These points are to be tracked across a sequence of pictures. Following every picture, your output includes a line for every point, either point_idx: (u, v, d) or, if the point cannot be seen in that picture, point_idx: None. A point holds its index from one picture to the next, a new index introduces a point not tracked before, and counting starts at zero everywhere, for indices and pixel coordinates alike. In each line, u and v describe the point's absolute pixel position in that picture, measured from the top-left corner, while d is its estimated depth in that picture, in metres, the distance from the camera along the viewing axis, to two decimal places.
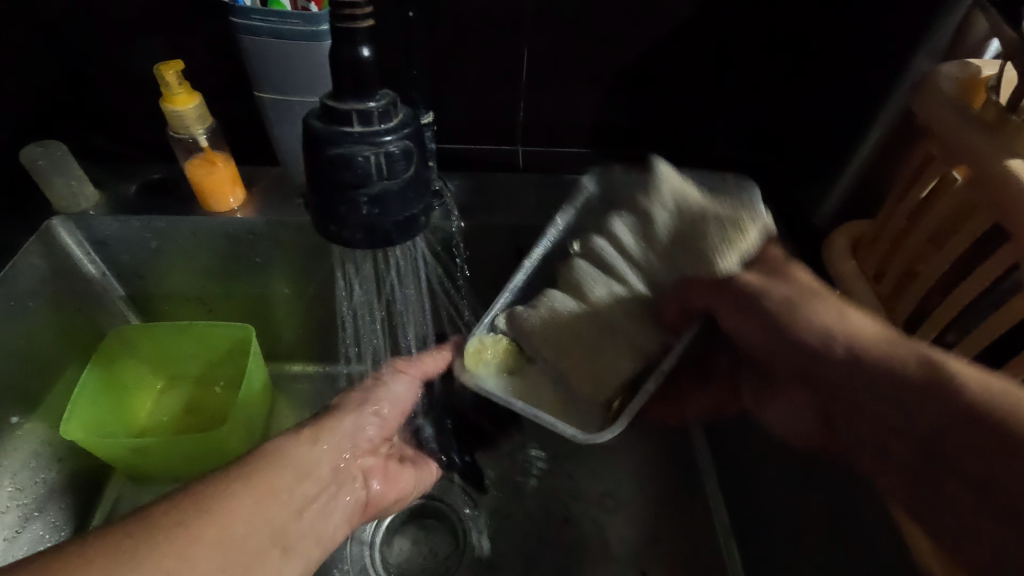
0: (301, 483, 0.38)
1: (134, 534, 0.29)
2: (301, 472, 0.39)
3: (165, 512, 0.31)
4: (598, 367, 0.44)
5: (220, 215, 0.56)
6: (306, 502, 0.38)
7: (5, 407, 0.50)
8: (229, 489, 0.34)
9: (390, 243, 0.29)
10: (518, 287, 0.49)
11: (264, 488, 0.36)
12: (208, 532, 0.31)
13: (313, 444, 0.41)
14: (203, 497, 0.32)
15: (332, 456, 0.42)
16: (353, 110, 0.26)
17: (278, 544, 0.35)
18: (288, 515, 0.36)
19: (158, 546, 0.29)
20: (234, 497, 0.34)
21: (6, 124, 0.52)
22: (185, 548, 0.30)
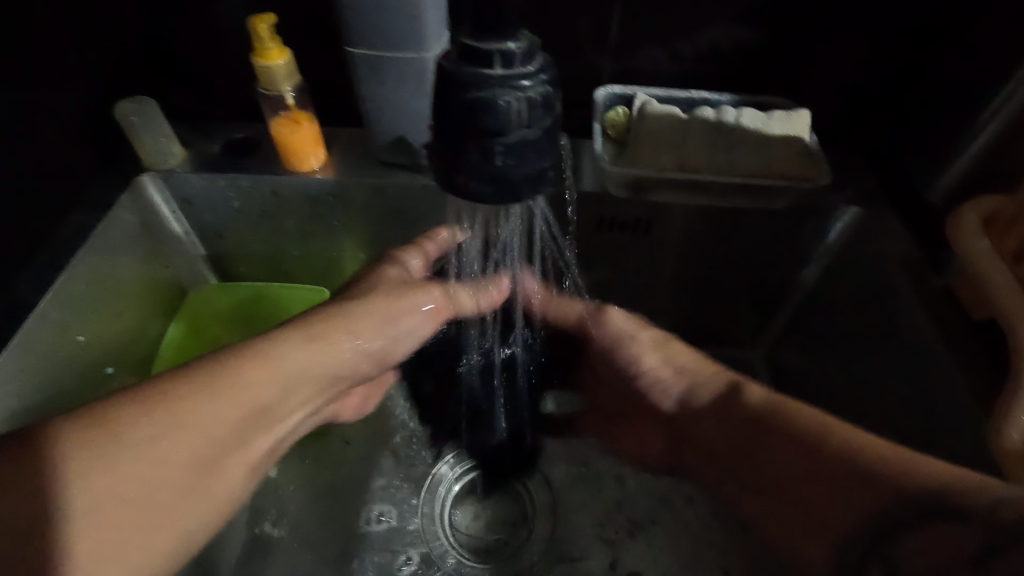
0: (263, 400, 0.38)
1: (83, 424, 0.31)
2: (290, 387, 0.40)
3: (111, 408, 0.33)
4: (658, 154, 0.53)
5: (301, 175, 0.55)
6: (261, 417, 0.39)
7: (102, 358, 0.51)
8: (214, 393, 0.36)
9: (519, 199, 0.27)
10: (675, 97, 0.58)
11: (229, 389, 0.36)
12: (156, 429, 0.33)
13: (307, 343, 0.41)
14: (178, 395, 0.35)
15: (337, 360, 0.43)
16: (495, 50, 0.24)
17: (244, 451, 0.39)
18: (223, 450, 0.37)
19: (109, 451, 0.31)
20: (218, 401, 0.36)
21: (97, 80, 0.52)
22: (132, 460, 0.32)
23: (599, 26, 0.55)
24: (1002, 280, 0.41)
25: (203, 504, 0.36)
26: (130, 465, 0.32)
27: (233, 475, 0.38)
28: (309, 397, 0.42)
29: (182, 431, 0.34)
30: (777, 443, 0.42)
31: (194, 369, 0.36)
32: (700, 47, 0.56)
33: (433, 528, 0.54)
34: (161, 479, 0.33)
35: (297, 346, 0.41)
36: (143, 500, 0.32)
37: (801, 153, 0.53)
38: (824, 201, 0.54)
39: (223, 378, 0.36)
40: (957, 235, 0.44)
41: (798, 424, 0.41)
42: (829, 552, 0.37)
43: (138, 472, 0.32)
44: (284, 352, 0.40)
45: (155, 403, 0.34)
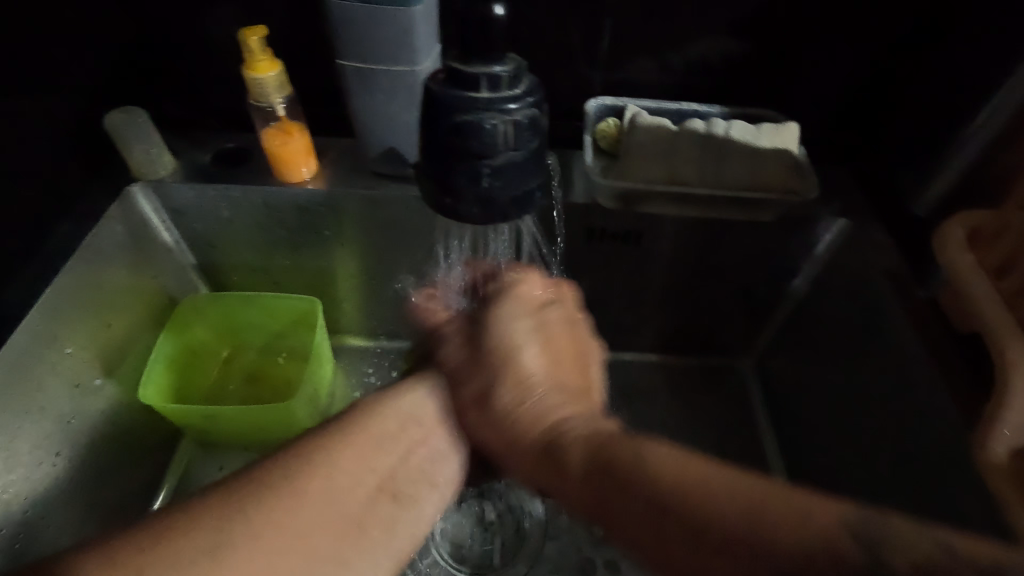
0: (398, 439, 0.39)
1: (228, 497, 0.31)
2: (392, 435, 0.38)
3: (251, 476, 0.32)
4: (645, 166, 0.54)
5: (293, 186, 0.55)
6: (411, 456, 0.39)
7: (90, 369, 0.51)
8: (316, 461, 0.34)
9: (507, 219, 0.27)
10: (665, 109, 0.58)
11: (365, 446, 0.37)
12: (274, 532, 0.31)
13: (379, 413, 0.39)
14: (302, 485, 0.33)
15: (399, 412, 0.39)
16: (481, 73, 0.24)
17: (383, 483, 0.37)
18: (393, 463, 0.38)
19: (190, 536, 0.29)
20: (329, 460, 0.35)
21: (86, 89, 0.52)
22: (267, 522, 0.31)
23: (590, 38, 0.55)
24: (986, 295, 0.42)
25: (375, 560, 0.34)
26: (311, 505, 0.32)
27: (415, 516, 0.37)
28: (403, 426, 0.39)
29: (280, 527, 0.31)
30: (631, 470, 0.31)
31: (302, 448, 0.34)
32: (692, 59, 0.56)
33: (423, 544, 0.54)
34: (322, 526, 0.32)
35: (419, 390, 0.41)
36: (286, 569, 0.30)
37: (791, 167, 0.53)
38: (812, 213, 0.55)
39: (300, 479, 0.33)
40: (942, 248, 0.45)
41: (655, 467, 0.30)
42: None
43: (284, 545, 0.31)
44: (400, 402, 0.40)
45: (278, 491, 0.32)
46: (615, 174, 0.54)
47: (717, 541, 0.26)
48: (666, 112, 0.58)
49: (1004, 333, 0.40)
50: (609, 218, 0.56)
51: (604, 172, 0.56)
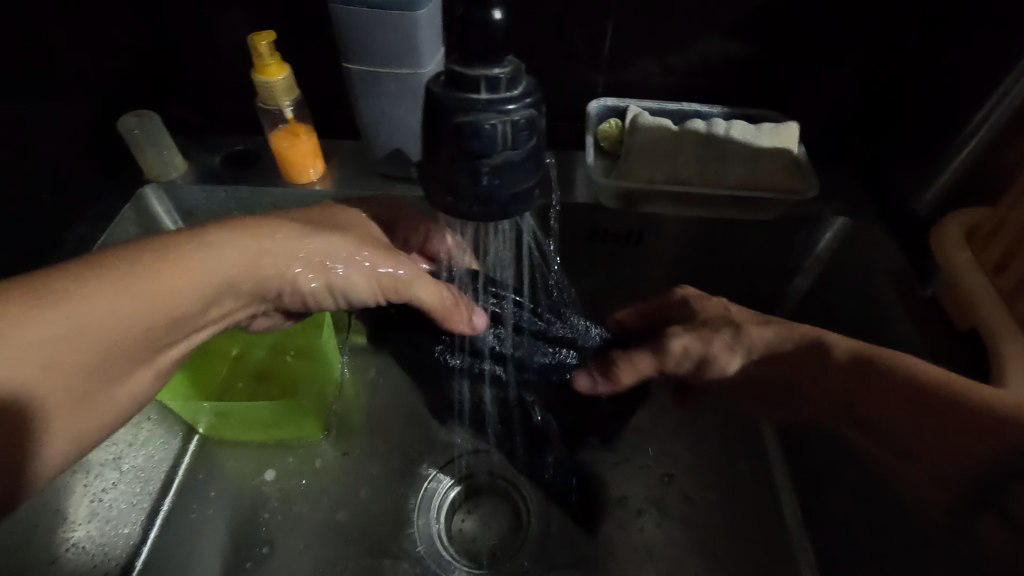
0: (249, 269, 0.39)
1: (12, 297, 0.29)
2: (209, 305, 0.38)
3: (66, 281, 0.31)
4: (649, 165, 0.54)
5: (301, 187, 0.56)
6: (219, 296, 0.39)
7: None
8: (139, 267, 0.34)
9: (506, 217, 0.28)
10: (665, 110, 0.59)
11: (184, 270, 0.36)
12: (96, 305, 0.32)
13: (214, 250, 0.37)
14: (121, 267, 0.33)
15: (227, 263, 0.38)
16: (481, 76, 0.25)
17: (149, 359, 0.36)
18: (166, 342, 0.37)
19: None
20: (129, 292, 0.33)
21: (99, 94, 0.53)
22: (50, 325, 0.30)
23: (591, 40, 0.56)
24: (984, 292, 0.43)
25: (86, 423, 0.33)
26: (101, 307, 0.32)
27: (126, 387, 0.35)
28: (215, 295, 0.38)
29: (66, 309, 0.30)
30: (882, 398, 0.40)
31: (144, 245, 0.35)
32: (692, 61, 0.57)
33: (430, 538, 0.55)
34: (113, 322, 0.32)
35: (241, 245, 0.39)
36: (58, 369, 0.30)
37: (791, 166, 0.54)
38: (814, 212, 0.55)
39: (105, 270, 0.33)
40: (940, 245, 0.46)
41: (892, 368, 0.40)
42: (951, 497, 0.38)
43: (81, 343, 0.31)
44: (205, 253, 0.37)
45: (65, 296, 0.31)
46: (618, 173, 0.55)
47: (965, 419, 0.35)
48: (666, 113, 0.59)
49: (1002, 329, 0.41)
50: (611, 217, 0.57)
51: (606, 171, 0.57)
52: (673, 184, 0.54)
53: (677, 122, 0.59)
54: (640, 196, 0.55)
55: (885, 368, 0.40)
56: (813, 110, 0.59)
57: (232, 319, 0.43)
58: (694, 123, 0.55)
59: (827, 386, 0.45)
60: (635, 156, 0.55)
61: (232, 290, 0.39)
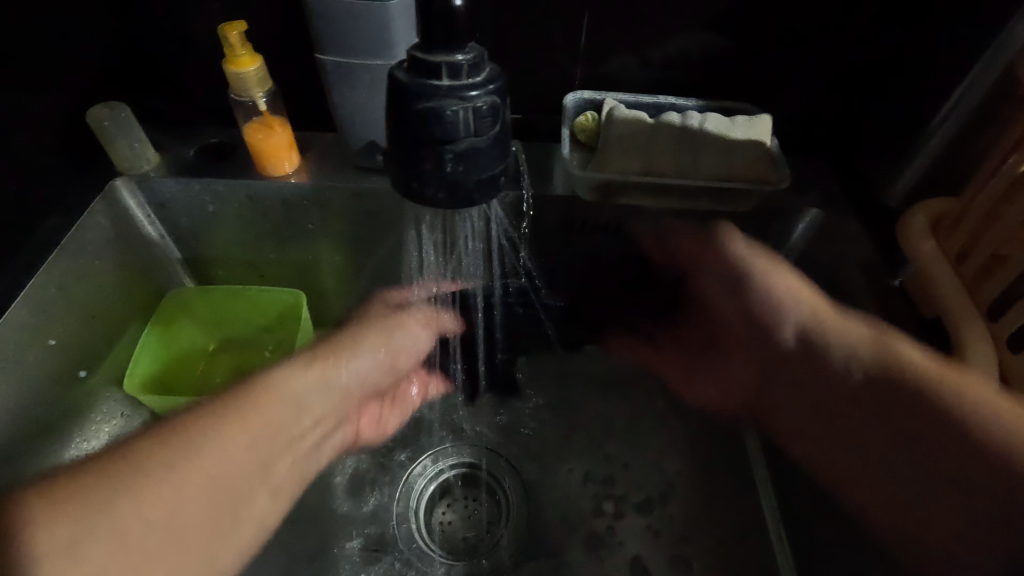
0: (296, 421, 0.43)
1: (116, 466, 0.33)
2: (299, 408, 0.43)
3: (110, 469, 0.33)
4: (623, 158, 0.54)
5: (276, 180, 0.56)
6: (296, 442, 0.43)
7: (75, 360, 0.51)
8: (197, 431, 0.37)
9: (472, 204, 0.28)
10: (641, 103, 0.59)
11: (258, 425, 0.40)
12: (185, 473, 0.35)
13: (306, 372, 0.44)
14: (203, 440, 0.37)
15: (333, 396, 0.47)
16: (442, 62, 0.26)
17: (269, 476, 0.41)
18: (283, 454, 0.42)
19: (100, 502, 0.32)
20: (229, 437, 0.38)
21: (69, 84, 0.53)
22: (137, 502, 0.33)
23: (568, 32, 0.56)
24: (949, 277, 0.44)
25: (235, 537, 0.38)
26: (198, 481, 0.35)
27: (257, 505, 0.39)
28: (312, 424, 0.45)
29: (195, 476, 0.35)
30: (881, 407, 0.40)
31: (179, 424, 0.37)
32: (669, 53, 0.57)
33: (406, 530, 0.57)
34: (184, 497, 0.34)
35: (307, 379, 0.44)
36: (192, 506, 0.35)
37: (763, 158, 0.54)
38: (786, 203, 0.56)
39: (180, 449, 0.35)
40: (906, 236, 0.46)
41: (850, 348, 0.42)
42: (870, 433, 0.41)
43: (161, 505, 0.33)
44: (286, 378, 0.43)
45: (170, 459, 0.35)
46: (594, 165, 0.55)
47: (981, 456, 0.35)
48: (643, 105, 0.60)
49: (961, 315, 0.42)
50: (589, 209, 0.57)
51: (581, 164, 0.57)
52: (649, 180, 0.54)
53: (654, 115, 0.59)
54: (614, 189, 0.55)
55: (912, 388, 0.39)
56: (787, 103, 0.60)
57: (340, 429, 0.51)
58: (670, 116, 0.55)
59: (761, 342, 0.48)
60: (610, 150, 0.55)
61: (297, 418, 0.43)
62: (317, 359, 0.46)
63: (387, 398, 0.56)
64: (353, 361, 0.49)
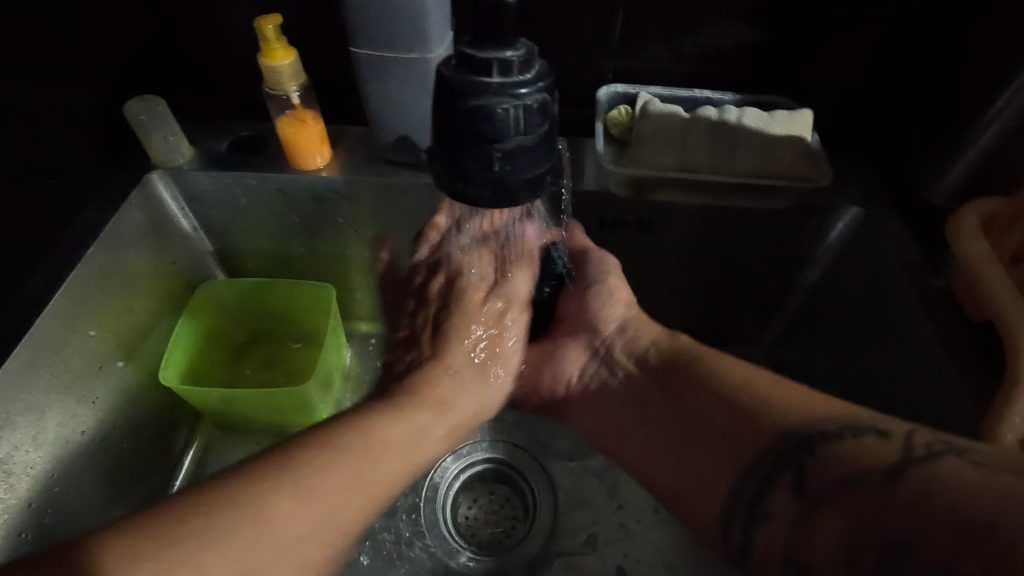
0: (402, 445, 0.43)
1: (224, 489, 0.34)
2: (440, 408, 0.48)
3: (233, 490, 0.34)
4: (659, 155, 0.54)
5: (308, 173, 0.56)
6: (396, 455, 0.42)
7: (113, 351, 0.52)
8: (297, 480, 0.36)
9: (517, 203, 0.28)
10: (675, 95, 0.58)
11: (384, 439, 0.42)
12: (333, 482, 0.38)
13: (435, 419, 0.47)
14: (307, 465, 0.37)
15: (458, 399, 0.50)
16: (493, 58, 0.25)
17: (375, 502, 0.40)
18: (401, 466, 0.43)
19: (211, 541, 0.32)
20: (341, 466, 0.39)
21: (105, 77, 0.53)
22: (224, 538, 0.32)
23: (603, 23, 0.55)
24: (1000, 281, 0.42)
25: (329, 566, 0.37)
26: (306, 510, 0.36)
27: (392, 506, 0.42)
28: (418, 444, 0.45)
29: (311, 501, 0.36)
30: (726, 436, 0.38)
31: (294, 457, 0.38)
32: (707, 45, 0.56)
33: (433, 525, 0.57)
34: (320, 532, 0.36)
35: (410, 420, 0.45)
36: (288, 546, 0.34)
37: (803, 154, 0.53)
38: (824, 201, 0.55)
39: (299, 484, 0.36)
40: (957, 235, 0.45)
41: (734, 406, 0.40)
42: (735, 479, 0.37)
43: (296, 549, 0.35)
44: (373, 419, 0.43)
45: (311, 471, 0.37)
46: (627, 160, 0.54)
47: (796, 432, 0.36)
48: (677, 98, 0.58)
49: (1017, 321, 0.40)
50: (621, 205, 0.56)
51: (613, 158, 0.56)
52: (684, 179, 0.54)
53: (688, 108, 0.58)
54: (646, 186, 0.54)
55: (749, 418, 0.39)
56: (826, 97, 0.58)
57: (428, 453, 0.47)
58: (707, 111, 0.54)
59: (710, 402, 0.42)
60: (647, 144, 0.54)
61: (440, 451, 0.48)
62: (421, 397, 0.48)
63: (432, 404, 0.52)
64: (488, 374, 0.53)
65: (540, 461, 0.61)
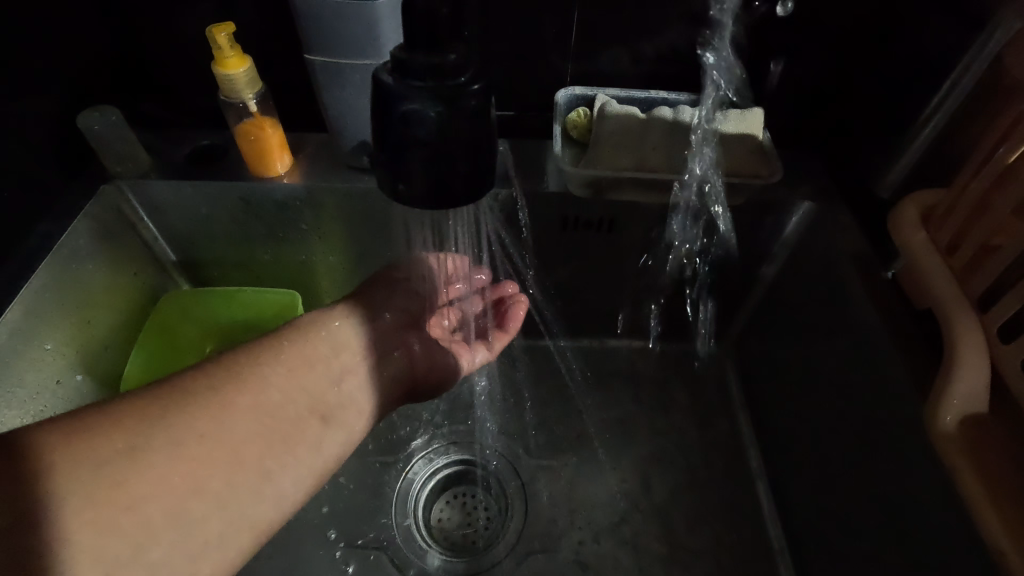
0: (338, 355, 0.45)
1: (166, 390, 0.36)
2: (371, 318, 0.50)
3: (155, 396, 0.35)
4: (616, 157, 0.55)
5: (269, 181, 0.56)
6: (348, 372, 0.45)
7: (71, 365, 0.51)
8: (223, 390, 0.37)
9: (458, 204, 0.28)
10: (631, 97, 0.59)
11: (300, 359, 0.43)
12: (255, 396, 0.38)
13: (349, 313, 0.49)
14: (245, 376, 0.39)
15: (371, 325, 0.50)
16: (425, 63, 0.26)
17: (317, 409, 0.42)
18: (331, 378, 0.44)
19: (139, 435, 0.33)
20: (271, 369, 0.40)
21: (58, 89, 0.52)
22: (161, 445, 0.33)
23: (559, 27, 0.56)
24: (938, 270, 0.44)
25: (294, 465, 0.39)
26: (245, 412, 0.37)
27: (342, 432, 0.43)
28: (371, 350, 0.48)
29: (235, 409, 0.37)
30: None
31: (204, 375, 0.38)
32: (659, 49, 0.57)
33: (406, 527, 0.57)
34: (241, 439, 0.36)
35: (342, 317, 0.48)
36: (212, 452, 0.35)
37: (755, 152, 0.55)
38: (778, 196, 0.56)
39: (232, 394, 0.37)
40: (897, 227, 0.46)
41: None
42: None
43: (209, 456, 0.35)
44: (319, 326, 0.46)
45: (247, 382, 0.39)
46: (586, 162, 0.55)
47: None
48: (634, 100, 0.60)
49: (953, 307, 0.41)
50: (581, 206, 0.57)
51: (572, 160, 0.57)
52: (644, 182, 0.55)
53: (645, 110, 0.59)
54: (605, 188, 0.55)
55: None
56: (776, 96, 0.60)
57: (390, 361, 0.51)
58: (660, 113, 0.55)
59: None
60: (604, 148, 0.55)
61: (383, 354, 0.50)
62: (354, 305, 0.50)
63: (411, 365, 0.53)
64: (386, 314, 0.53)
65: (510, 460, 0.61)
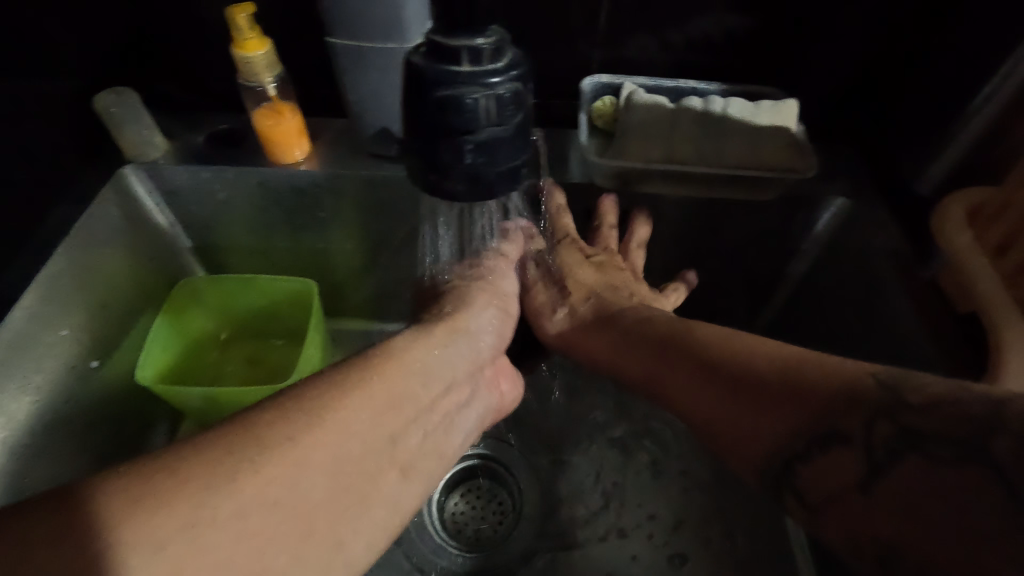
0: (423, 388, 0.38)
1: (223, 441, 0.28)
2: (457, 352, 0.43)
3: (231, 435, 0.28)
4: (646, 146, 0.53)
5: (287, 167, 0.54)
6: (433, 410, 0.38)
7: (88, 352, 0.51)
8: (349, 401, 0.32)
9: (492, 196, 0.27)
10: (658, 86, 0.57)
11: (382, 394, 0.34)
12: (370, 414, 0.33)
13: (438, 344, 0.41)
14: (338, 403, 0.32)
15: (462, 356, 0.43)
16: (463, 46, 0.24)
17: (392, 462, 0.33)
18: (432, 407, 0.38)
19: (225, 475, 0.26)
20: (354, 403, 0.32)
21: (75, 70, 0.51)
22: (244, 488, 0.27)
23: (586, 11, 0.53)
24: (986, 274, 0.42)
25: (371, 526, 0.31)
26: (325, 455, 0.30)
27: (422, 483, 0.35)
28: (442, 391, 0.39)
29: (325, 445, 0.30)
30: None
31: (308, 395, 0.32)
32: (689, 36, 0.55)
33: (422, 520, 0.56)
34: (319, 491, 0.29)
35: (429, 349, 0.40)
36: (316, 491, 0.29)
37: (789, 144, 0.52)
38: (812, 191, 0.54)
39: (350, 404, 0.32)
40: (942, 227, 0.44)
41: None
42: None
43: (313, 487, 0.29)
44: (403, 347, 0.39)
45: (330, 412, 0.31)
46: (613, 151, 0.53)
47: None
48: (660, 88, 0.58)
49: (1001, 312, 0.40)
50: (606, 198, 0.55)
51: (597, 150, 0.55)
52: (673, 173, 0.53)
53: (674, 99, 0.57)
54: (634, 178, 0.54)
55: None
56: (810, 88, 0.58)
57: (465, 393, 0.42)
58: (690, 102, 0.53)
59: None
60: (633, 136, 0.53)
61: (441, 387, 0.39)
62: (427, 332, 0.42)
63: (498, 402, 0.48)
64: (483, 327, 0.47)
65: (528, 454, 0.60)
